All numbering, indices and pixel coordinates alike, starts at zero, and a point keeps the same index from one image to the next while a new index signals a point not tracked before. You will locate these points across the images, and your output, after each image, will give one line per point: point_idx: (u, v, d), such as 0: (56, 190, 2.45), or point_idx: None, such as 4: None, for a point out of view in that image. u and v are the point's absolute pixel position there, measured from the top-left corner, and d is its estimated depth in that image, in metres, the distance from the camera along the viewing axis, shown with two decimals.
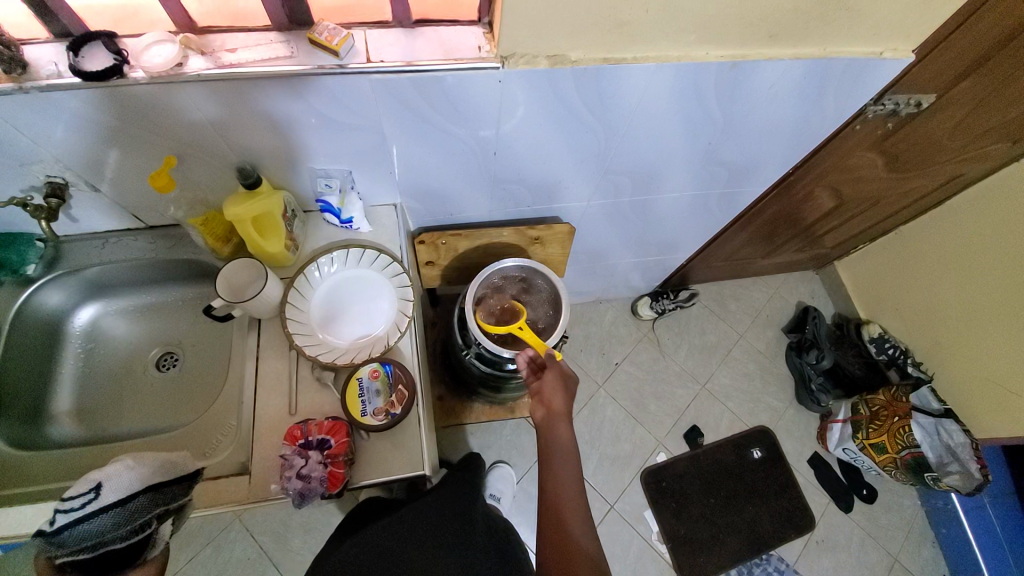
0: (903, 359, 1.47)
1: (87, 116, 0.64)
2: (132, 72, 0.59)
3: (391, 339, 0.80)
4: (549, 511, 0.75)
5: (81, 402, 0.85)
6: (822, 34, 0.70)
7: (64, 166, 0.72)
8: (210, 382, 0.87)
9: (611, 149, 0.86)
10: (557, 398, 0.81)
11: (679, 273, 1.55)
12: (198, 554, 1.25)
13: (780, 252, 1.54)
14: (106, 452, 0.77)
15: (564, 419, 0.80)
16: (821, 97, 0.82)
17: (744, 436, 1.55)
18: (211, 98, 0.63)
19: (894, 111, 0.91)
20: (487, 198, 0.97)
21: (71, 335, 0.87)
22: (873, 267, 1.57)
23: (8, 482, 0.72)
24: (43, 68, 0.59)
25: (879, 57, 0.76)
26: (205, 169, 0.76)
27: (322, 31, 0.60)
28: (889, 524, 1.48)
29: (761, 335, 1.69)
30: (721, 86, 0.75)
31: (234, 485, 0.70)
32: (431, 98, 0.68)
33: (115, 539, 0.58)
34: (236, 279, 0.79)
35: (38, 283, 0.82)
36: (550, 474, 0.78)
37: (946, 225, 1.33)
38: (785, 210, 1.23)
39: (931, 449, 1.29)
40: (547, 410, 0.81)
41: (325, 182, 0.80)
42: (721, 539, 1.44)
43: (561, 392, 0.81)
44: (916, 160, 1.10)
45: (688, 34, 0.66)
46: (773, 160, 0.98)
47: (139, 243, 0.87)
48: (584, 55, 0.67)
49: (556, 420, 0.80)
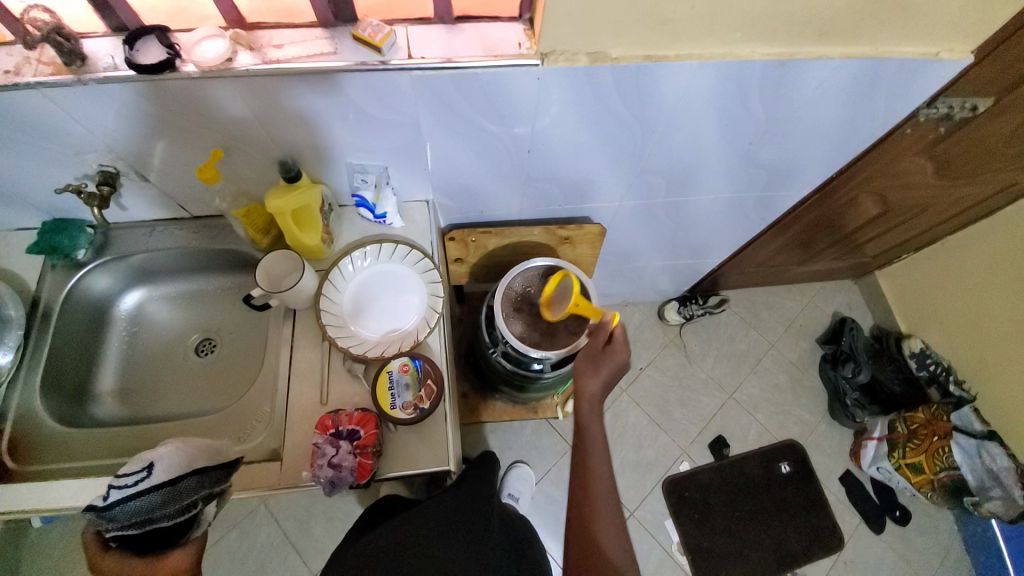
0: (944, 376, 1.41)
1: (138, 107, 0.66)
2: (183, 66, 0.61)
3: (420, 335, 0.80)
4: (579, 497, 0.81)
5: (123, 383, 0.88)
6: (874, 32, 0.67)
7: (114, 156, 0.75)
8: (244, 369, 0.90)
9: (647, 149, 0.85)
10: (589, 379, 0.83)
11: (710, 278, 1.51)
12: (225, 536, 1.28)
13: (817, 260, 1.49)
14: (144, 433, 0.80)
15: (596, 402, 0.82)
16: (871, 99, 0.79)
17: (772, 449, 1.50)
18: (256, 92, 0.65)
19: (948, 114, 0.87)
20: (518, 196, 0.96)
21: (116, 318, 0.91)
22: (917, 278, 1.51)
23: (55, 455, 0.76)
24: (101, 62, 0.61)
25: (935, 58, 0.72)
26: (247, 162, 0.78)
27: (366, 28, 0.61)
28: (924, 548, 1.41)
29: (793, 345, 1.63)
30: (765, 87, 0.73)
31: (265, 470, 0.72)
32: (468, 94, 0.68)
33: (162, 517, 0.60)
34: (274, 270, 0.80)
35: (87, 267, 0.86)
36: (584, 460, 0.82)
37: (997, 236, 1.26)
38: (825, 215, 1.19)
39: (972, 473, 1.27)
40: (580, 393, 0.83)
41: (362, 177, 0.82)
42: (745, 555, 1.40)
43: (596, 374, 0.83)
44: (968, 166, 1.05)
45: (732, 32, 0.65)
46: (814, 164, 0.95)
47: (181, 232, 0.90)
48: (624, 53, 0.66)
49: (590, 406, 0.82)
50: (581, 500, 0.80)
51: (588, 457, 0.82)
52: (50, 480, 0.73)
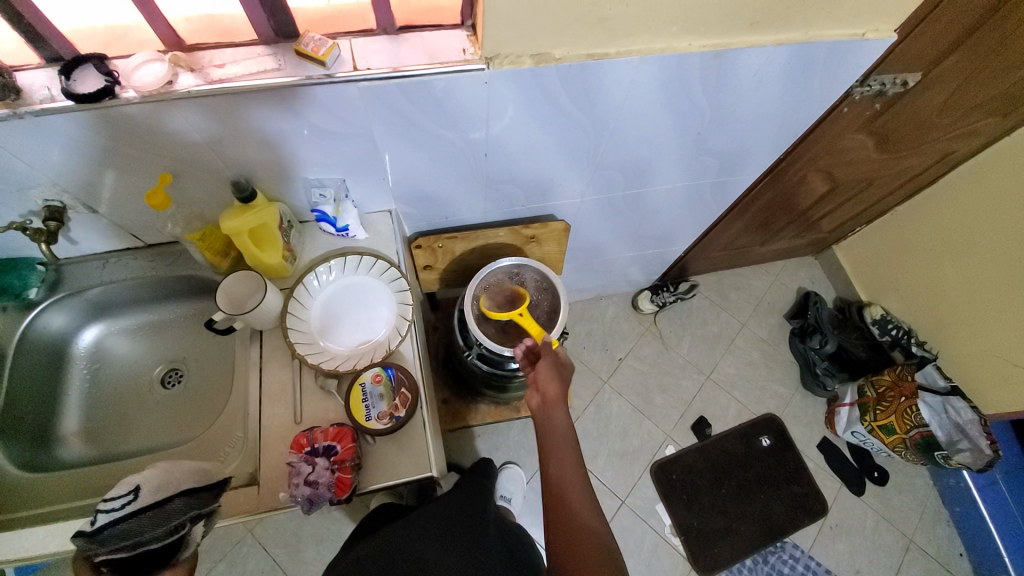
0: (907, 339, 1.47)
1: (81, 138, 0.65)
2: (124, 93, 0.60)
3: (392, 344, 0.80)
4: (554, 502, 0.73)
5: (88, 422, 0.85)
6: (803, 19, 0.70)
7: (60, 190, 0.73)
8: (215, 396, 0.88)
9: (601, 145, 0.87)
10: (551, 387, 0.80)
11: (677, 265, 1.55)
12: (212, 568, 1.25)
13: (777, 239, 1.54)
14: (115, 470, 0.78)
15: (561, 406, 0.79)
16: (807, 82, 0.83)
17: (753, 425, 1.55)
18: (203, 113, 0.64)
19: (881, 91, 0.92)
20: (480, 199, 0.97)
21: (75, 356, 0.88)
22: (872, 249, 1.58)
23: (19, 503, 0.73)
24: (36, 93, 0.59)
25: (861, 39, 0.76)
26: (200, 184, 0.77)
27: (309, 43, 0.61)
28: (902, 505, 1.47)
29: (763, 323, 1.69)
30: (707, 76, 0.76)
31: (244, 496, 0.70)
32: (420, 103, 0.69)
33: (151, 539, 0.59)
34: (237, 292, 0.79)
35: (40, 306, 0.83)
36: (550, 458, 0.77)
37: (941, 203, 1.33)
38: (780, 195, 1.23)
39: (940, 429, 1.30)
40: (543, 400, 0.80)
41: (319, 192, 0.81)
42: (736, 529, 1.43)
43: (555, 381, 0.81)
44: (905, 138, 1.10)
45: (669, 26, 0.67)
46: (762, 148, 0.99)
47: (138, 262, 0.88)
48: (568, 52, 0.68)
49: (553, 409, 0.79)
50: (553, 492, 0.74)
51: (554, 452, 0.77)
52: (15, 529, 0.70)
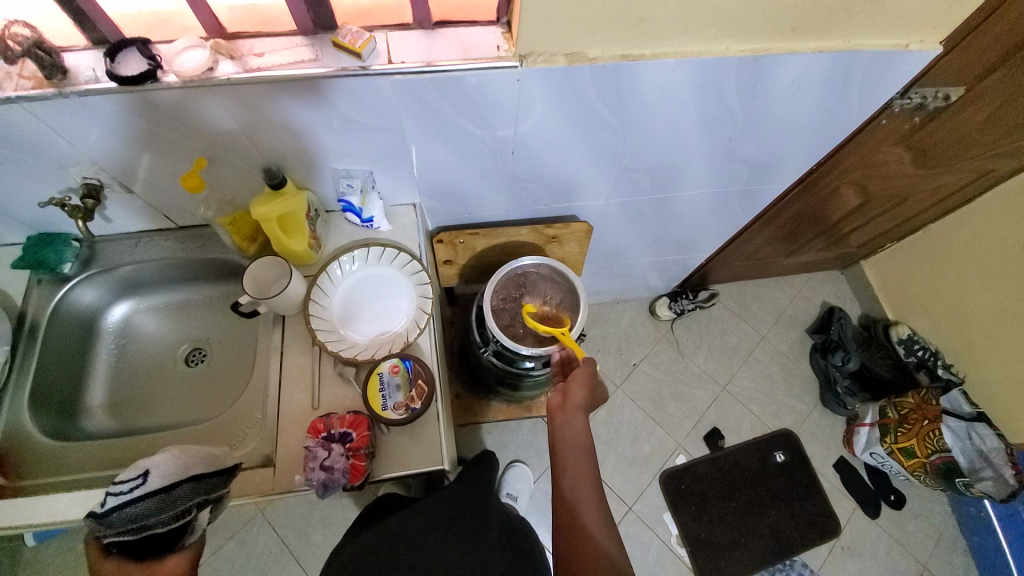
0: (932, 361, 1.43)
1: (121, 119, 0.66)
2: (165, 77, 0.61)
3: (411, 336, 0.81)
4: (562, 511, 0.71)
5: (114, 395, 0.88)
6: (845, 27, 0.69)
7: (98, 169, 0.75)
8: (237, 377, 0.90)
9: (629, 147, 0.86)
10: (577, 393, 0.80)
11: (699, 273, 1.53)
12: (223, 546, 1.28)
13: (802, 251, 1.51)
14: (137, 444, 0.80)
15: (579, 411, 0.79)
16: (844, 92, 0.80)
17: (767, 439, 1.52)
18: (238, 102, 0.65)
19: (922, 104, 0.89)
20: (505, 197, 0.97)
21: (104, 331, 0.91)
22: (901, 267, 1.54)
23: (41, 470, 0.75)
24: (82, 74, 0.61)
25: (904, 50, 0.74)
26: (231, 170, 0.78)
27: (346, 35, 0.62)
28: (918, 531, 1.43)
29: (783, 336, 1.65)
30: (742, 82, 0.75)
31: (259, 476, 0.72)
32: (451, 98, 0.69)
33: (157, 523, 0.59)
34: (262, 276, 0.81)
35: (73, 280, 0.86)
36: (562, 466, 0.75)
37: (977, 223, 1.29)
38: (808, 207, 1.21)
39: (963, 454, 1.26)
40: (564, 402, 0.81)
41: (347, 182, 0.82)
42: (743, 543, 1.41)
43: (584, 386, 0.81)
44: (944, 155, 1.07)
45: (706, 30, 0.66)
46: (794, 159, 0.97)
47: (168, 243, 0.90)
48: (601, 53, 0.67)
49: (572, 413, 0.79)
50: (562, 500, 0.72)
51: (567, 461, 0.75)
52: (40, 494, 0.72)
